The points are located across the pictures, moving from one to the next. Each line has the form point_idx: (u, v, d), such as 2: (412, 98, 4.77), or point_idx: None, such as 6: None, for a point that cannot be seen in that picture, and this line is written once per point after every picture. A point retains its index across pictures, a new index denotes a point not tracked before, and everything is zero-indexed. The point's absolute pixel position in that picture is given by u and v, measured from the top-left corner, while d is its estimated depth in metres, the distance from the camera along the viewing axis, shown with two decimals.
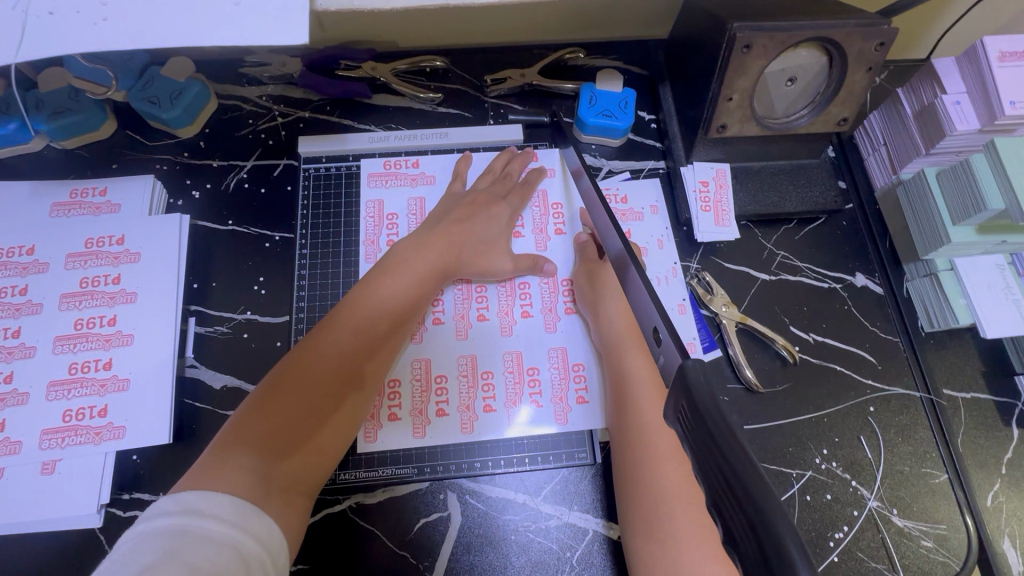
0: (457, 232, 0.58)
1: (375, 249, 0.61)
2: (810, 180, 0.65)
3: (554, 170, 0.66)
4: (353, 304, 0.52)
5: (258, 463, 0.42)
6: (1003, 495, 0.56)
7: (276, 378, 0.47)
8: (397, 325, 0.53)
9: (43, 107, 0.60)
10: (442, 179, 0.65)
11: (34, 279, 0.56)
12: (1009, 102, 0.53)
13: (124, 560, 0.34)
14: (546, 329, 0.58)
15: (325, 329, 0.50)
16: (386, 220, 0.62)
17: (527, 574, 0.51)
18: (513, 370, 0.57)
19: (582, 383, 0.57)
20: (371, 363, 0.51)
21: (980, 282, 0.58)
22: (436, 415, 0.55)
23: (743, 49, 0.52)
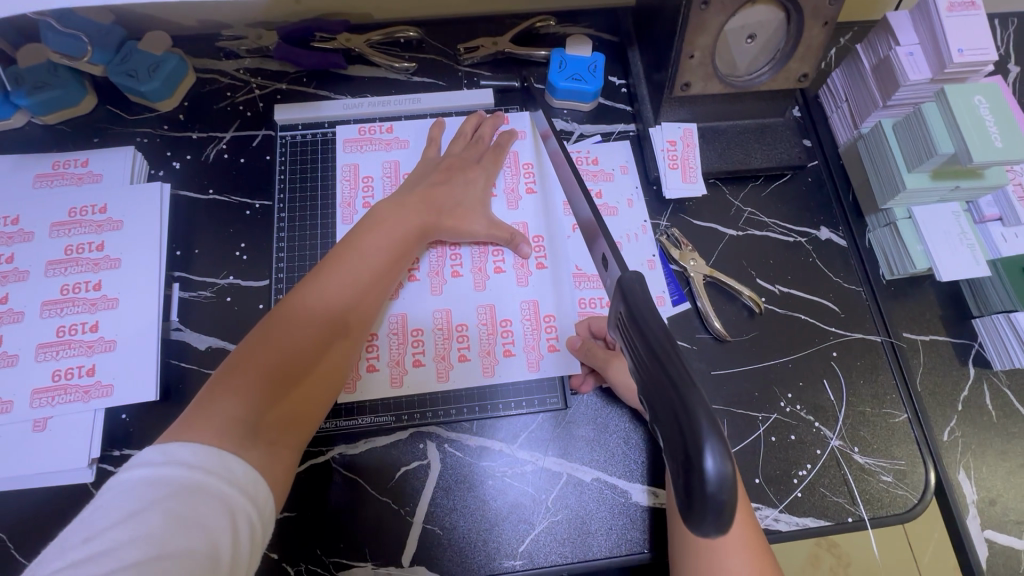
0: (432, 194, 0.59)
1: (352, 212, 0.63)
2: (775, 138, 0.66)
3: (526, 133, 0.68)
4: (336, 261, 0.52)
5: (245, 412, 0.43)
6: (959, 430, 0.59)
7: (262, 331, 0.47)
8: (380, 282, 0.54)
9: (23, 82, 0.62)
10: (417, 144, 0.66)
11: (20, 247, 0.58)
12: (958, 50, 0.55)
13: (110, 504, 0.36)
14: (518, 283, 0.60)
15: (310, 284, 0.51)
16: (362, 183, 0.64)
17: (505, 515, 0.54)
18: (486, 322, 0.59)
19: (553, 333, 0.59)
20: (356, 318, 0.52)
21: (937, 228, 0.60)
22: (412, 365, 0.57)
23: (701, 6, 0.54)
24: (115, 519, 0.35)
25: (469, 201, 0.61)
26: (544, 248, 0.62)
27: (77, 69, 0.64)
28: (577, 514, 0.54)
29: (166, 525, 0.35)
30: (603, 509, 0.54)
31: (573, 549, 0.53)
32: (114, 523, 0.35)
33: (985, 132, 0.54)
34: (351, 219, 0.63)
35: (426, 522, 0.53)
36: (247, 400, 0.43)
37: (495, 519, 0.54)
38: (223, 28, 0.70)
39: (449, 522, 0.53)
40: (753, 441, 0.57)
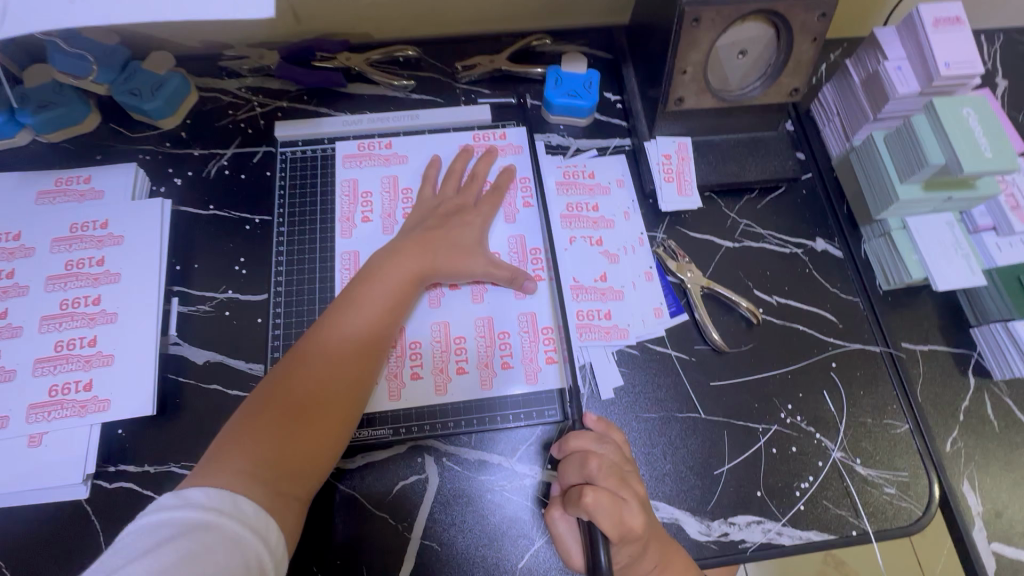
0: (431, 238, 0.58)
1: (351, 226, 0.63)
2: (768, 152, 0.67)
3: (522, 148, 0.68)
4: (337, 314, 0.53)
5: (251, 466, 0.44)
6: (962, 441, 0.58)
7: (268, 388, 0.49)
8: (382, 331, 0.53)
9: (29, 101, 0.63)
10: (414, 160, 0.67)
11: (21, 263, 0.58)
12: (944, 64, 0.56)
13: (125, 545, 0.38)
14: (515, 296, 0.61)
15: (312, 342, 0.51)
16: (361, 197, 0.65)
17: (504, 529, 0.53)
18: (484, 335, 0.59)
19: (551, 344, 0.59)
20: (358, 371, 0.51)
21: (930, 239, 0.61)
22: (410, 378, 0.57)
23: (693, 23, 0.55)
24: (130, 557, 0.37)
25: (465, 242, 0.59)
26: (541, 261, 0.63)
27: (82, 87, 0.66)
28: None
29: (177, 559, 0.37)
30: None
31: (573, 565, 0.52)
32: (130, 560, 0.37)
33: (975, 143, 0.55)
34: (351, 232, 0.63)
35: (424, 538, 0.53)
36: (255, 455, 0.45)
37: (494, 535, 0.53)
38: (227, 49, 0.71)
39: (447, 538, 0.53)
40: (754, 453, 0.57)
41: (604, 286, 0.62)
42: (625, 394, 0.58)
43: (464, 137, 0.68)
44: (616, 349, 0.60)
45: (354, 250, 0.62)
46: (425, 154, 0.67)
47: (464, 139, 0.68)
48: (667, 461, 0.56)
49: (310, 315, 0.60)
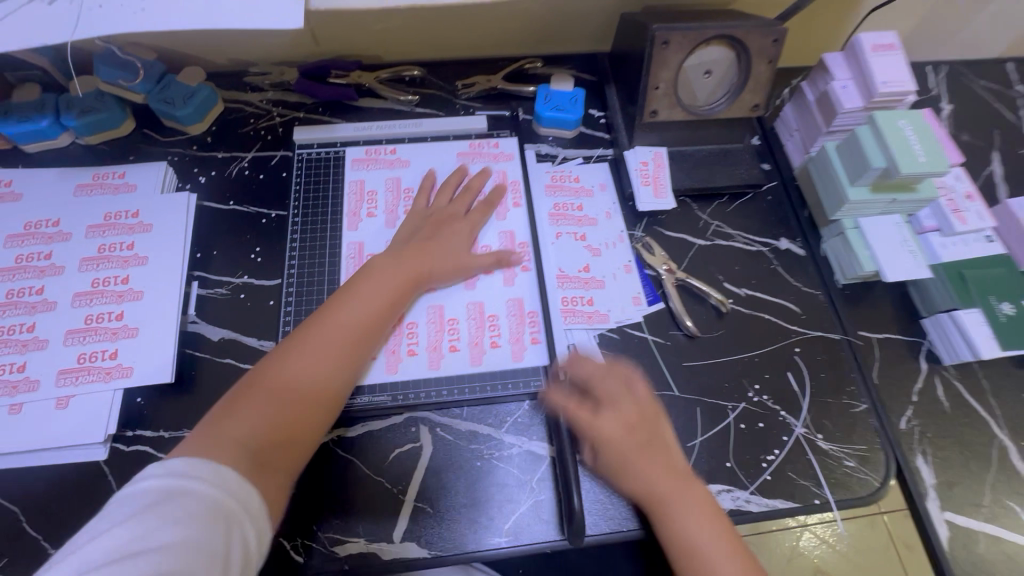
0: (423, 249, 0.64)
1: (357, 220, 0.70)
2: (735, 161, 0.75)
3: (513, 157, 0.75)
4: (331, 312, 0.56)
5: (243, 441, 0.47)
6: (916, 419, 0.63)
7: (260, 373, 0.52)
8: (372, 332, 0.57)
9: (74, 107, 0.71)
10: (417, 164, 0.74)
11: (58, 246, 0.64)
12: (881, 82, 0.65)
13: (114, 510, 0.40)
14: (504, 284, 0.67)
15: (306, 335, 0.55)
16: (367, 196, 0.72)
17: (492, 493, 0.57)
18: (475, 317, 0.65)
19: (536, 327, 0.64)
20: (347, 366, 0.55)
21: (880, 237, 0.68)
22: (407, 354, 0.62)
23: (662, 45, 0.63)
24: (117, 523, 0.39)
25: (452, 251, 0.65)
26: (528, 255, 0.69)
27: (121, 96, 0.74)
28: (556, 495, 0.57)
29: (160, 526, 0.39)
30: (587, 492, 0.57)
31: (558, 526, 0.56)
32: (117, 525, 0.39)
33: (909, 150, 0.62)
34: (357, 225, 0.70)
35: (418, 502, 0.57)
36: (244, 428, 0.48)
37: (482, 498, 0.57)
38: (250, 66, 0.80)
39: (439, 501, 0.57)
40: (722, 428, 0.61)
41: (587, 275, 0.68)
42: None
43: (461, 146, 0.76)
44: (598, 331, 0.65)
45: (361, 240, 0.69)
46: (426, 158, 0.75)
47: (460, 147, 0.76)
48: None
49: (316, 299, 0.65)
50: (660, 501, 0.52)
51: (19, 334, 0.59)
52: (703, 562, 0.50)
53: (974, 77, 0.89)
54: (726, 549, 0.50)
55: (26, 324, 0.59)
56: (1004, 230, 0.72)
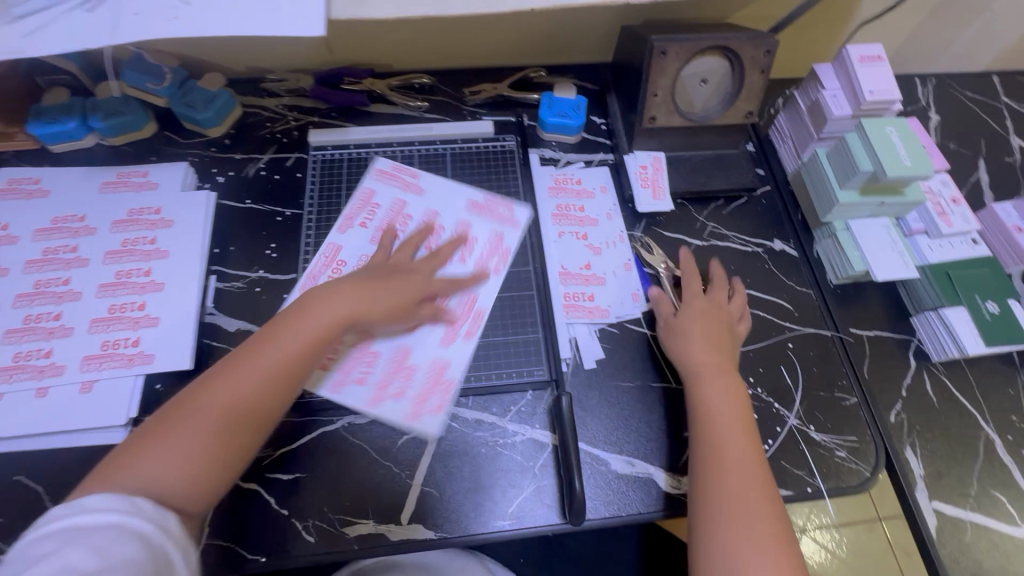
0: (364, 287, 0.58)
1: (349, 225, 0.71)
2: (731, 166, 0.78)
3: (521, 224, 0.72)
4: (250, 353, 0.53)
5: (144, 480, 0.45)
6: (905, 413, 0.66)
7: (172, 408, 0.49)
8: (292, 376, 0.53)
9: (100, 110, 0.75)
10: (431, 203, 0.74)
11: (84, 239, 0.67)
12: (869, 91, 0.68)
13: (26, 553, 0.38)
14: (438, 334, 0.64)
15: (221, 377, 0.51)
16: (370, 206, 0.73)
17: (497, 479, 0.59)
18: (393, 360, 0.63)
19: (445, 393, 0.62)
20: (261, 412, 0.51)
21: (869, 238, 0.71)
22: (354, 380, 0.62)
23: (660, 55, 0.67)
24: (33, 562, 0.37)
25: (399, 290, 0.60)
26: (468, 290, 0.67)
27: (144, 100, 0.77)
28: (557, 482, 0.59)
29: (86, 556, 0.38)
30: (588, 478, 0.60)
31: (560, 510, 0.58)
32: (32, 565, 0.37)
33: (895, 154, 0.65)
34: (346, 230, 0.71)
35: (424, 484, 0.59)
36: (146, 466, 0.45)
37: (487, 483, 0.59)
38: (267, 73, 0.84)
39: (445, 485, 0.59)
40: None
41: (588, 272, 0.71)
42: (606, 364, 0.66)
43: (479, 197, 0.74)
44: (599, 326, 0.68)
45: (337, 243, 0.70)
46: (443, 193, 0.74)
47: (477, 197, 0.74)
48: (641, 423, 0.63)
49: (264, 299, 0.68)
50: (707, 404, 0.59)
51: (47, 322, 0.62)
52: (717, 440, 0.56)
53: (961, 89, 0.92)
54: (744, 448, 0.55)
55: (53, 312, 0.62)
56: (986, 231, 0.76)
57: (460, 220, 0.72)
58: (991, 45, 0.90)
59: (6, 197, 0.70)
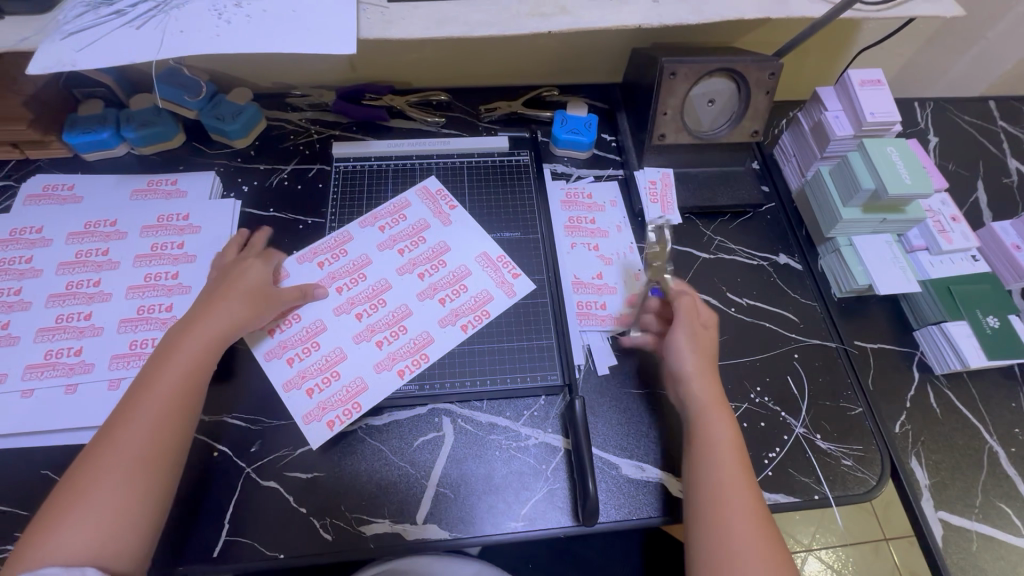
0: (211, 304, 0.60)
1: (370, 221, 0.75)
2: (737, 183, 0.81)
3: (517, 296, 0.70)
4: (132, 401, 0.52)
5: (72, 535, 0.45)
6: (909, 423, 0.67)
7: (86, 460, 0.49)
8: (182, 400, 0.53)
9: (132, 121, 0.78)
10: (450, 240, 0.74)
11: (115, 243, 0.70)
12: (870, 113, 0.71)
13: None
14: (373, 351, 0.65)
15: (107, 436, 0.50)
16: (399, 213, 0.76)
17: (510, 481, 0.61)
18: (328, 363, 0.64)
19: (347, 412, 0.62)
20: (164, 444, 0.51)
21: (872, 254, 0.73)
22: (304, 388, 0.63)
23: (670, 76, 0.70)
24: None
25: (247, 284, 0.63)
26: (426, 297, 0.69)
27: (175, 113, 0.81)
28: (569, 486, 0.61)
29: None
30: (600, 482, 0.61)
31: (571, 512, 0.59)
32: None
33: (896, 173, 0.68)
34: (366, 225, 0.75)
35: (439, 486, 0.60)
36: (70, 523, 0.45)
37: (501, 485, 0.61)
38: (291, 89, 0.87)
39: (459, 486, 0.60)
40: None
41: (600, 281, 0.73)
42: (617, 371, 0.68)
43: (496, 250, 0.74)
44: (610, 334, 0.70)
45: (351, 232, 0.74)
46: (470, 230, 0.75)
47: (496, 251, 0.73)
48: (652, 428, 0.64)
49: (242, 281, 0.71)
50: (696, 427, 0.57)
51: (78, 321, 0.64)
52: (709, 464, 0.53)
53: (960, 113, 0.95)
54: (732, 465, 0.53)
55: (84, 312, 0.65)
56: (986, 249, 0.78)
57: (464, 264, 0.72)
58: (987, 71, 0.94)
59: (41, 202, 0.73)
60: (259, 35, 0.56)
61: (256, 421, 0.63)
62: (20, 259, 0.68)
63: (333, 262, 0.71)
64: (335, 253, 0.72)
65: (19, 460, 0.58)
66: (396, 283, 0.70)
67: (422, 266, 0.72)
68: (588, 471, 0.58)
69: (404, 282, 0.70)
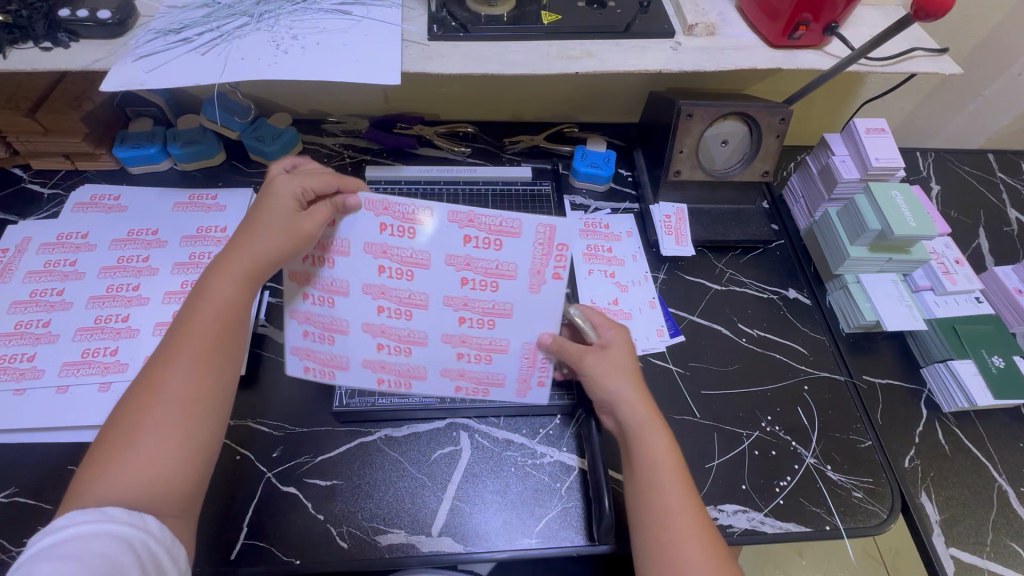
0: (245, 237, 0.53)
1: (463, 220, 0.57)
2: (748, 220, 0.85)
3: (524, 399, 0.62)
4: (173, 343, 0.49)
5: (117, 486, 0.43)
6: (919, 459, 0.68)
7: (126, 407, 0.46)
8: (224, 343, 0.50)
9: (179, 139, 0.83)
10: (521, 306, 0.58)
11: (155, 251, 0.74)
12: (875, 158, 0.75)
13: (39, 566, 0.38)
14: (371, 347, 0.59)
15: (149, 381, 0.47)
16: (495, 237, 0.57)
17: (527, 498, 0.62)
18: (327, 323, 0.58)
19: (326, 373, 0.59)
20: (211, 386, 0.48)
21: (880, 292, 0.75)
22: (304, 332, 0.58)
23: (687, 117, 0.75)
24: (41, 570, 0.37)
25: (280, 211, 0.54)
26: (461, 332, 0.59)
27: (218, 133, 0.85)
28: (583, 504, 0.61)
29: (91, 558, 0.38)
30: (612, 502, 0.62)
31: (585, 530, 0.60)
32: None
33: (901, 215, 0.72)
34: (455, 220, 0.56)
35: (455, 498, 0.61)
36: (114, 471, 0.43)
37: (516, 501, 0.61)
38: (328, 116, 0.93)
39: (475, 500, 0.61)
40: (738, 454, 0.66)
41: (616, 307, 0.76)
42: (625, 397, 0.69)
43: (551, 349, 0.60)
44: None
45: (435, 215, 0.56)
46: (542, 311, 0.58)
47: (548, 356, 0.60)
48: None
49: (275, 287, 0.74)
50: (632, 438, 0.54)
51: (115, 322, 0.67)
52: (654, 478, 0.51)
53: (960, 163, 1.00)
54: (674, 480, 0.51)
55: (122, 314, 0.68)
56: (989, 293, 0.80)
57: (510, 338, 0.59)
58: (985, 126, 0.99)
59: (88, 209, 0.77)
60: (313, 65, 0.61)
61: (281, 427, 0.64)
62: (65, 261, 0.72)
63: (396, 235, 0.56)
64: (400, 227, 0.56)
65: (51, 453, 0.60)
66: (432, 309, 0.58)
67: (471, 311, 0.58)
68: (602, 492, 0.59)
69: (443, 310, 0.58)
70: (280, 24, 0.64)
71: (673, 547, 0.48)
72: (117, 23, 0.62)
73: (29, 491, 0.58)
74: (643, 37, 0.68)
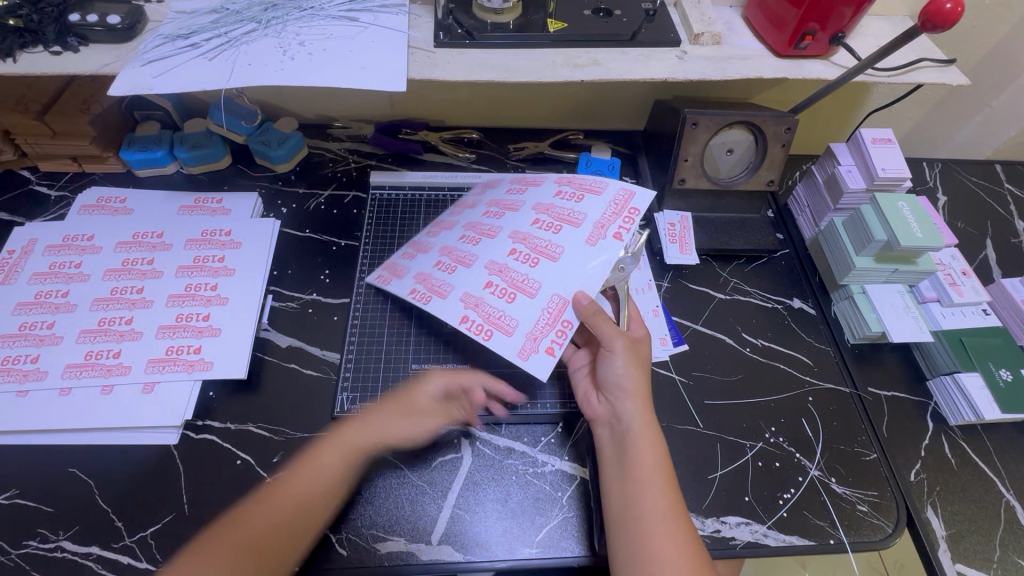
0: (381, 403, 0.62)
1: (562, 182, 0.69)
2: (753, 229, 0.84)
3: (522, 362, 0.57)
4: (284, 479, 0.56)
5: None
6: (925, 473, 0.67)
7: (225, 523, 0.53)
8: (313, 502, 0.55)
9: (184, 143, 0.83)
10: (568, 252, 0.61)
11: (160, 254, 0.74)
12: (882, 168, 0.75)
13: None
14: (432, 261, 0.68)
15: (253, 502, 0.55)
16: (578, 193, 0.66)
17: (527, 508, 0.61)
18: (423, 244, 0.72)
19: (391, 278, 0.70)
20: (290, 539, 0.53)
21: (885, 303, 0.75)
22: (408, 253, 0.73)
23: (692, 125, 0.75)
24: None
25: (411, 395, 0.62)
26: (502, 265, 0.62)
27: (224, 137, 0.86)
28: (584, 515, 0.61)
29: None
30: None
31: (586, 541, 0.59)
32: None
33: (907, 226, 0.71)
34: (557, 182, 0.70)
35: (455, 507, 0.61)
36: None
37: (516, 511, 0.61)
38: (334, 121, 0.93)
39: (475, 509, 0.61)
40: (741, 465, 0.66)
41: None
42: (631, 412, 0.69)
43: (574, 309, 0.58)
44: None
45: (545, 179, 0.71)
46: (583, 263, 0.60)
47: (571, 314, 0.58)
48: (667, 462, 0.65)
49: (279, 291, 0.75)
50: (628, 442, 0.56)
51: (118, 325, 0.68)
52: (641, 483, 0.53)
53: (967, 174, 0.99)
54: (662, 488, 0.53)
55: (126, 317, 0.68)
56: (997, 304, 0.80)
57: (540, 283, 0.60)
58: (993, 136, 0.98)
59: (95, 212, 0.77)
60: (320, 70, 0.61)
61: (281, 432, 0.64)
62: (70, 264, 0.72)
63: (513, 191, 0.72)
64: (519, 189, 0.72)
65: (54, 455, 0.61)
66: (498, 239, 0.65)
67: (523, 249, 0.63)
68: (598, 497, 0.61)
69: (503, 241, 0.65)
70: (287, 30, 0.65)
71: (653, 555, 0.50)
72: (126, 28, 0.62)
73: (31, 493, 0.58)
74: (649, 46, 0.68)
